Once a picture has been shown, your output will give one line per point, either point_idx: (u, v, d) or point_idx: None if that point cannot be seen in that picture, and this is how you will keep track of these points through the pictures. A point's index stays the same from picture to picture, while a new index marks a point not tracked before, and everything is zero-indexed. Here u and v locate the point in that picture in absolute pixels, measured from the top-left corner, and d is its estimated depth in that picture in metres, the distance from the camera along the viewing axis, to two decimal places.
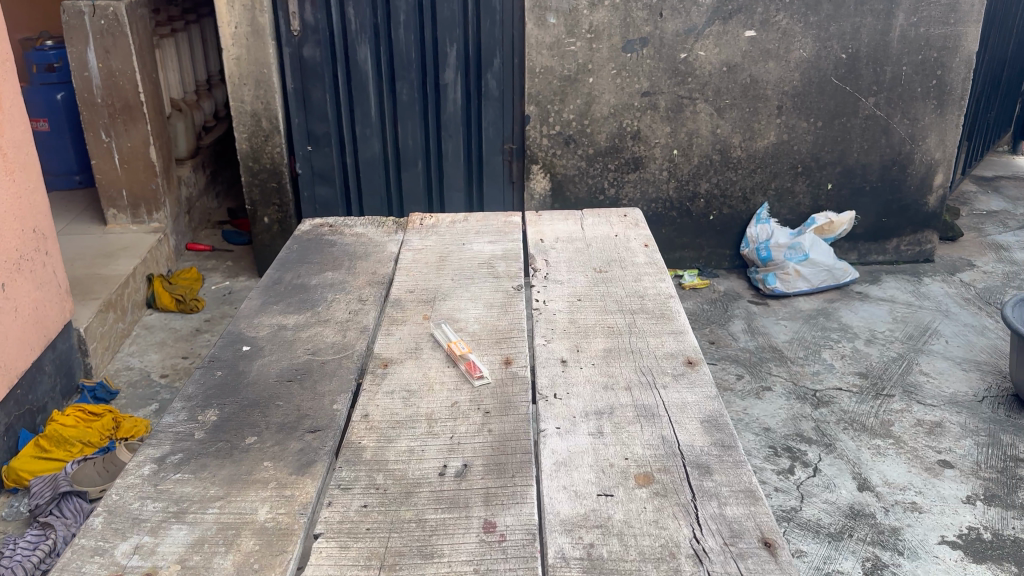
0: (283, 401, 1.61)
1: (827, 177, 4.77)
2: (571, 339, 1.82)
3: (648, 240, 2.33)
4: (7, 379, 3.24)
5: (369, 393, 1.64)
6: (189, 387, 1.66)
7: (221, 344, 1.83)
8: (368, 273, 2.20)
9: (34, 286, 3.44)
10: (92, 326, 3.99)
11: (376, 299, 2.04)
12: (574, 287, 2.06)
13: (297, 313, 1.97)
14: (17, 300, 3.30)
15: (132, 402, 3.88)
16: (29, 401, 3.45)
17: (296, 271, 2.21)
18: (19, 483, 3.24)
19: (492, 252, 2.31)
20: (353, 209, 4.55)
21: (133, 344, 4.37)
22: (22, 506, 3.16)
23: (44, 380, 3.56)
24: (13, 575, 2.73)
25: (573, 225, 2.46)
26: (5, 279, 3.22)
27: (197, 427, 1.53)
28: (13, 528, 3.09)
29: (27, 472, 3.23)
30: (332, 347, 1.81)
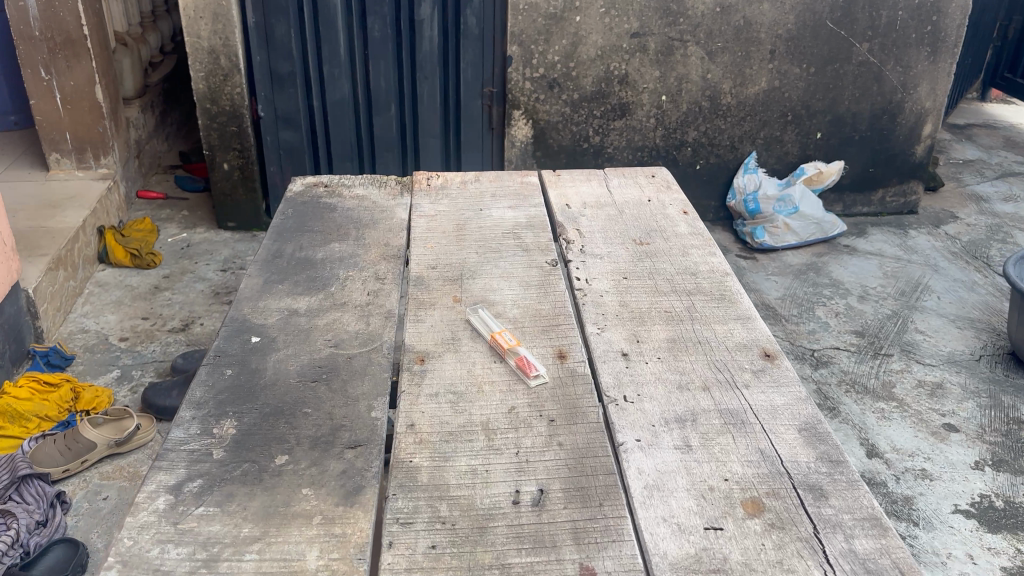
0: (312, 409, 1.38)
1: (817, 126, 4.57)
2: (626, 325, 1.62)
3: (686, 207, 2.13)
4: None
5: (408, 398, 1.42)
6: (196, 391, 1.42)
7: (225, 335, 1.58)
8: (379, 244, 1.95)
9: None
10: (42, 286, 3.64)
11: (396, 277, 1.79)
12: (617, 262, 1.86)
13: (308, 295, 1.72)
14: None
15: (90, 368, 3.57)
16: None
17: (298, 243, 1.95)
18: None
19: (515, 220, 2.08)
20: (320, 155, 4.21)
21: (86, 304, 4.03)
22: None
23: None
24: None
25: (598, 188, 2.25)
26: None
27: (214, 445, 1.30)
28: None
29: None
30: (357, 338, 1.58)
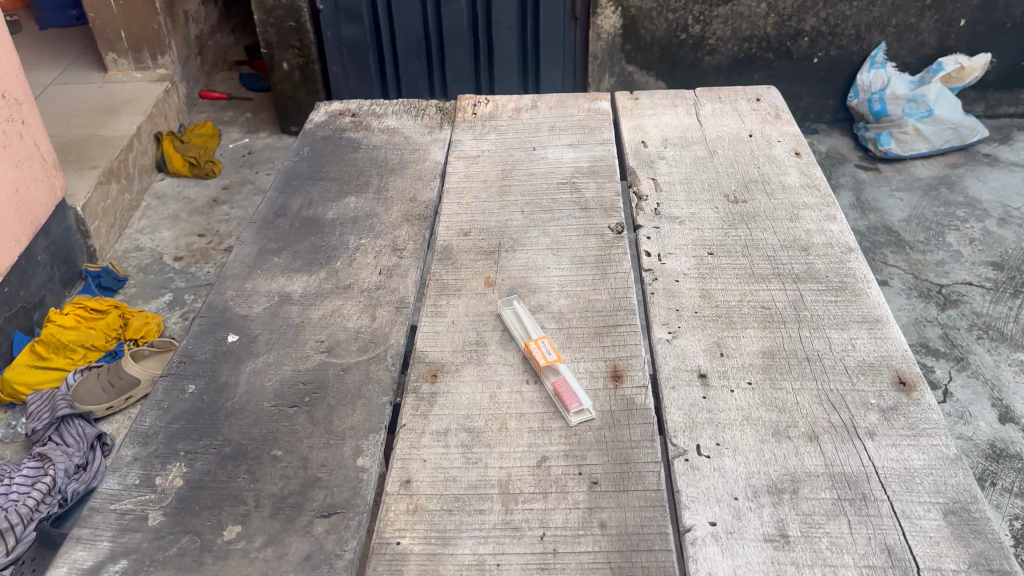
0: (284, 452, 1.06)
1: (960, 11, 3.62)
2: (708, 328, 1.23)
3: (798, 147, 1.69)
4: None
5: (408, 436, 1.08)
6: (147, 418, 1.12)
7: (197, 332, 1.27)
8: (403, 199, 1.58)
9: (12, 163, 2.81)
10: (91, 204, 3.39)
11: (417, 249, 1.43)
12: (702, 231, 1.45)
13: (307, 272, 1.39)
14: None
15: (141, 293, 3.36)
16: (20, 296, 2.92)
17: (307, 196, 1.60)
18: (17, 398, 2.74)
19: (574, 165, 1.66)
20: (385, 52, 3.63)
21: (143, 218, 3.82)
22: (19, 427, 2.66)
23: (37, 270, 3.02)
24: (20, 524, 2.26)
25: (686, 118, 1.82)
26: None
27: (152, 505, 1.00)
28: (12, 455, 2.58)
29: (24, 385, 2.73)
30: (356, 340, 1.24)
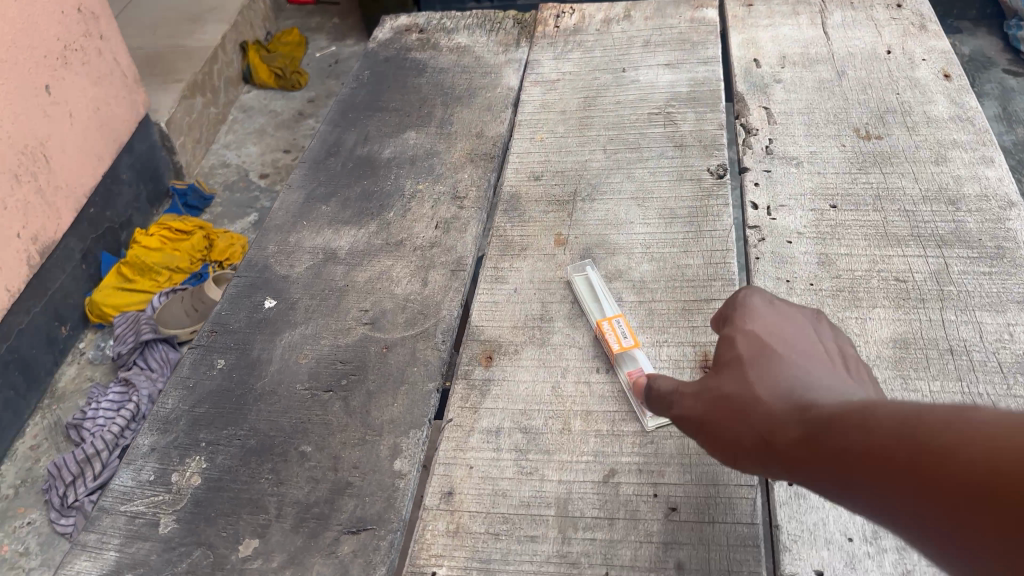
0: (313, 448, 0.93)
1: None
2: (826, 307, 1.01)
3: (949, 69, 1.39)
4: (74, 201, 2.39)
5: (454, 436, 0.93)
6: (170, 400, 1.00)
7: (231, 296, 1.14)
8: (468, 134, 1.38)
9: (90, 73, 2.41)
10: (177, 117, 3.02)
11: (479, 197, 1.24)
12: (824, 176, 1.20)
13: (356, 224, 1.22)
14: (69, 97, 2.31)
15: (229, 213, 3.08)
16: (107, 217, 2.62)
17: (363, 131, 1.42)
18: (105, 320, 2.51)
19: (671, 91, 1.41)
20: None
21: (229, 135, 3.46)
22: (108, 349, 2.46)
23: (122, 190, 2.70)
24: (94, 454, 2.07)
25: (810, 31, 1.53)
26: (44, 74, 2.19)
27: (166, 508, 0.89)
28: (101, 377, 2.40)
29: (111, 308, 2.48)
30: (404, 310, 1.08)
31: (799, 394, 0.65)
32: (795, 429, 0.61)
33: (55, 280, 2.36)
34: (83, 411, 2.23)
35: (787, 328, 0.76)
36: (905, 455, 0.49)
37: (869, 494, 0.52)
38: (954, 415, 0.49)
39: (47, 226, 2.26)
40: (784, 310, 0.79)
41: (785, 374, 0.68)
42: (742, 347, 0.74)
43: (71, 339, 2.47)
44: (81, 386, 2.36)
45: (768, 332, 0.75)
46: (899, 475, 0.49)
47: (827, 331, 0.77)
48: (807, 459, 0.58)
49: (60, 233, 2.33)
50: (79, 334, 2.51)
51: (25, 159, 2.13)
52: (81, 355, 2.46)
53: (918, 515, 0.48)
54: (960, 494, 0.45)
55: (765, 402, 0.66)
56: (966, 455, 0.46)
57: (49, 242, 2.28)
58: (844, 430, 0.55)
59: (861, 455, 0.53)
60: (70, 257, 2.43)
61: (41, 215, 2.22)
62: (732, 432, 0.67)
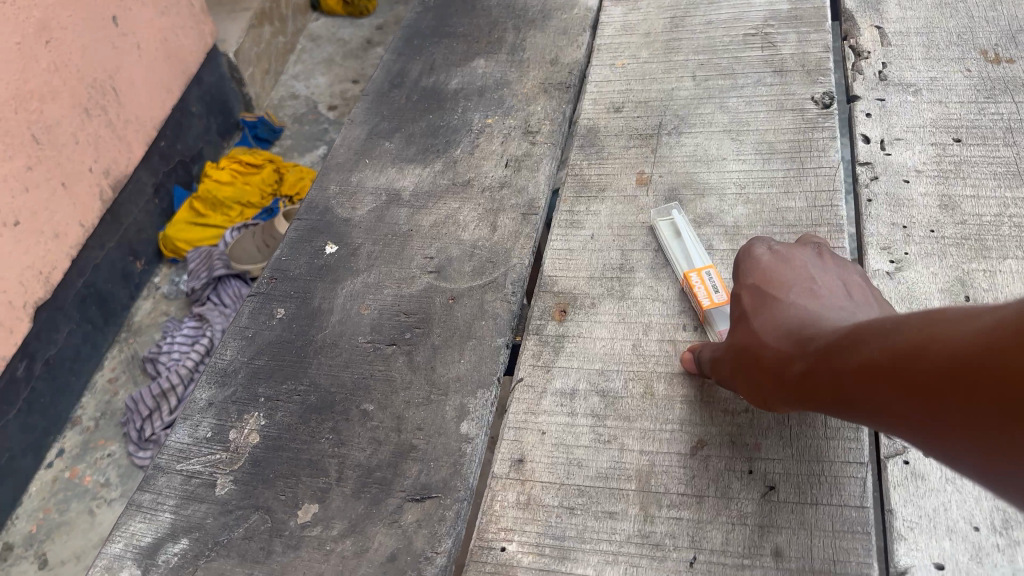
0: (375, 406, 0.87)
1: None
2: (950, 257, 0.88)
3: None
4: (144, 134, 2.36)
5: (525, 397, 0.85)
6: (228, 351, 0.96)
7: (292, 239, 1.08)
8: (543, 61, 1.27)
9: (158, 4, 2.35)
10: (245, 48, 2.93)
11: (554, 132, 1.14)
12: (947, 105, 1.05)
13: (422, 162, 1.14)
14: (137, 28, 2.26)
15: (298, 146, 3.03)
16: (178, 151, 2.60)
17: (429, 59, 1.32)
18: (178, 255, 2.52)
19: (769, 9, 1.26)
20: None
21: (298, 65, 3.37)
22: (183, 284, 2.47)
23: (192, 123, 2.67)
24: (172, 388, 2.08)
25: None
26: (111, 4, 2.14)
27: (223, 467, 0.84)
28: (176, 312, 2.42)
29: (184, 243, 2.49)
30: (471, 258, 0.99)
31: (801, 331, 0.68)
32: (798, 364, 0.65)
33: (129, 215, 2.37)
34: (159, 344, 2.26)
35: (784, 267, 0.79)
36: (885, 370, 0.53)
37: (870, 410, 0.55)
38: (918, 324, 0.52)
39: (119, 159, 2.24)
40: (782, 252, 0.81)
41: (787, 315, 0.72)
42: (746, 301, 0.77)
43: (146, 274, 2.49)
44: (157, 320, 2.39)
45: (767, 277, 0.78)
46: (886, 392, 0.52)
47: (828, 262, 0.79)
48: (814, 390, 0.62)
49: (131, 166, 2.31)
50: (154, 269, 2.53)
51: (94, 92, 2.09)
52: (157, 290, 2.49)
53: (905, 419, 0.51)
54: (934, 396, 0.48)
55: (773, 345, 0.70)
56: (933, 356, 0.49)
57: (122, 176, 2.27)
58: (837, 359, 0.59)
59: (853, 381, 0.56)
60: (142, 192, 2.43)
61: (112, 148, 2.21)
62: (751, 379, 0.71)
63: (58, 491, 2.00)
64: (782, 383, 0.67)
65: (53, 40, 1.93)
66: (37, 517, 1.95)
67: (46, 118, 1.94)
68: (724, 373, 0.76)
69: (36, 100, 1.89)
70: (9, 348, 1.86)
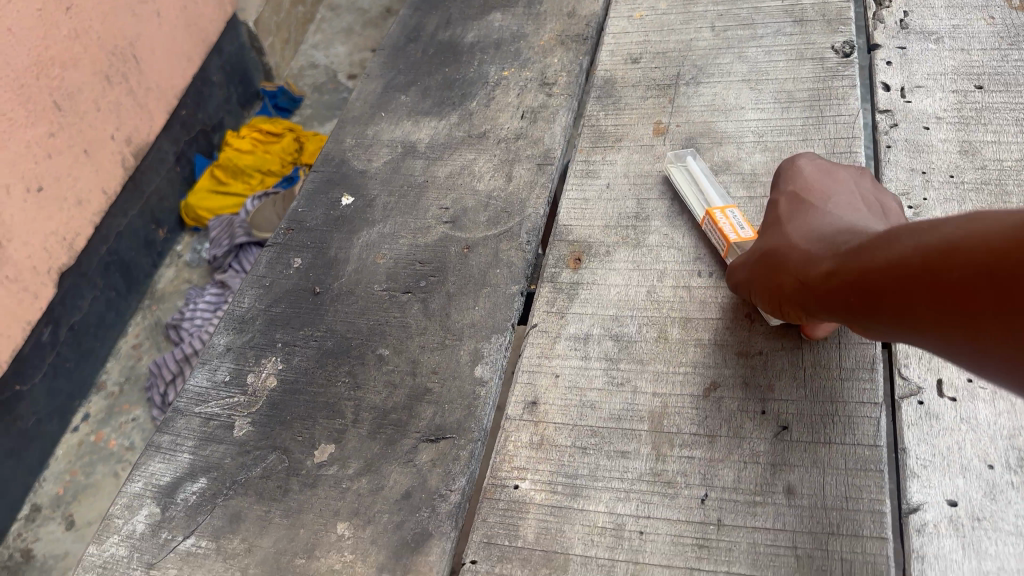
0: (391, 351, 0.88)
1: None
2: (969, 202, 0.87)
3: None
4: (165, 102, 2.37)
5: (539, 341, 0.86)
6: (246, 299, 0.97)
7: (309, 192, 1.08)
8: (559, 14, 1.26)
9: None
10: (264, 17, 2.93)
11: (570, 84, 1.13)
12: (969, 52, 1.04)
13: (438, 115, 1.14)
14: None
15: (318, 115, 3.03)
16: (198, 120, 2.62)
17: (446, 14, 1.32)
18: (200, 222, 2.55)
19: None
20: None
21: (317, 33, 3.36)
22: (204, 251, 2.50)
23: (213, 92, 2.68)
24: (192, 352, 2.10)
25: None
26: None
27: (241, 410, 0.86)
28: (198, 278, 2.45)
29: (205, 211, 2.51)
30: (486, 208, 1.00)
31: (832, 236, 0.70)
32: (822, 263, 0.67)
33: (150, 183, 2.39)
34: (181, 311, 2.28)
35: (826, 183, 0.80)
36: (910, 259, 0.54)
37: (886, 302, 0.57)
38: (954, 219, 0.52)
39: (140, 127, 2.25)
40: (827, 168, 0.82)
41: (820, 223, 0.73)
42: (782, 207, 0.79)
43: (169, 241, 2.52)
44: (180, 287, 2.42)
45: (809, 188, 0.79)
46: (902, 281, 0.54)
47: (869, 184, 0.81)
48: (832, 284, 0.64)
49: (153, 135, 2.33)
50: (176, 236, 2.55)
51: (115, 59, 2.11)
52: (179, 257, 2.51)
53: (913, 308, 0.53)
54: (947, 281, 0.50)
55: (801, 248, 0.71)
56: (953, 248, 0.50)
57: (143, 144, 2.28)
58: (865, 256, 0.60)
59: (873, 273, 0.58)
60: (164, 160, 2.44)
61: (134, 116, 2.22)
62: (770, 278, 0.73)
63: (84, 454, 2.05)
64: (803, 283, 0.68)
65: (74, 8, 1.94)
66: (64, 479, 2.00)
67: (68, 84, 1.95)
68: (748, 275, 0.77)
69: (58, 66, 1.91)
70: (35, 313, 1.89)
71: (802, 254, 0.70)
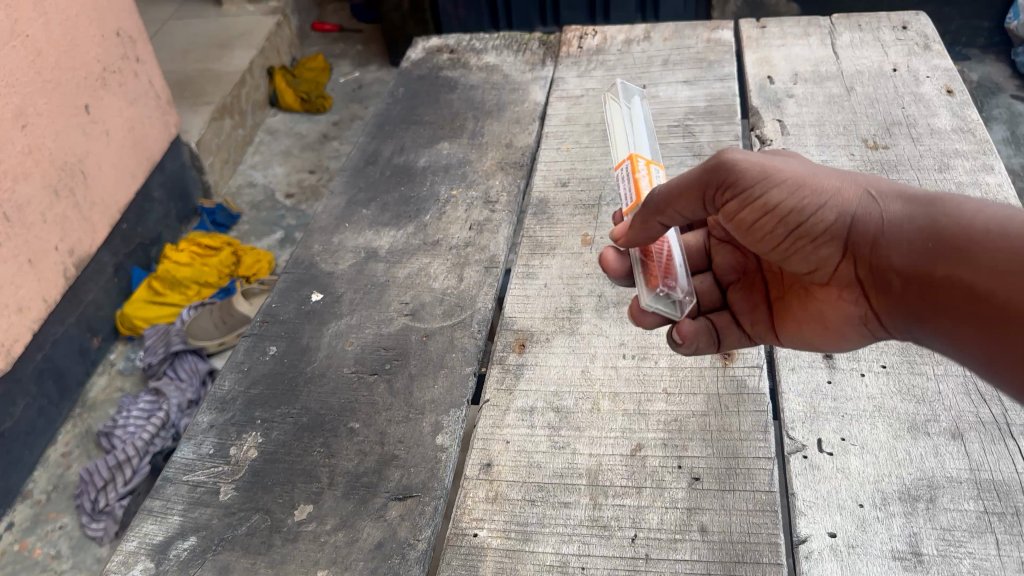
0: (361, 424, 1.00)
1: None
2: None
3: (953, 84, 1.48)
4: (107, 215, 2.48)
5: (491, 414, 1.00)
6: (227, 380, 1.09)
7: (280, 288, 1.22)
8: (499, 144, 1.47)
9: (128, 101, 2.52)
10: (206, 139, 3.09)
11: (511, 200, 1.33)
12: None
13: (395, 226, 1.31)
14: (107, 120, 2.42)
15: (255, 230, 3.15)
16: (138, 234, 2.71)
17: (399, 142, 1.51)
18: (135, 331, 2.59)
19: (689, 104, 1.50)
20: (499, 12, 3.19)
21: (255, 154, 3.53)
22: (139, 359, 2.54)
23: (154, 207, 2.79)
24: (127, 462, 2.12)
25: (820, 51, 1.62)
26: (85, 98, 2.30)
27: (226, 477, 0.96)
28: (132, 386, 2.47)
29: (141, 319, 2.56)
30: (441, 303, 1.15)
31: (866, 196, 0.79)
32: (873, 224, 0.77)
33: (89, 292, 2.44)
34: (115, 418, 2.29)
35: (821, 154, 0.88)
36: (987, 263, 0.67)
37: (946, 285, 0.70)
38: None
39: (83, 238, 2.35)
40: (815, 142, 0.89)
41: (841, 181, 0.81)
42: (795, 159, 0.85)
43: (103, 350, 2.55)
44: (112, 395, 2.44)
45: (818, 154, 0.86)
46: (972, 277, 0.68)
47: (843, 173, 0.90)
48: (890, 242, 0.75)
49: (93, 246, 2.42)
50: (110, 345, 2.59)
51: (64, 175, 2.23)
52: (112, 365, 2.54)
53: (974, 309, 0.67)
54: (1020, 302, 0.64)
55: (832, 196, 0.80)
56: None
57: (86, 254, 2.37)
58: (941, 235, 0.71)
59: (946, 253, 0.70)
60: (103, 270, 2.52)
61: (78, 228, 2.32)
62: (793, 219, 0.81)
63: (6, 563, 2.01)
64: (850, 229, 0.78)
65: (29, 130, 2.07)
66: None
67: (18, 197, 2.05)
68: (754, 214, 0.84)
69: (10, 180, 2.01)
70: None
71: (841, 191, 0.80)
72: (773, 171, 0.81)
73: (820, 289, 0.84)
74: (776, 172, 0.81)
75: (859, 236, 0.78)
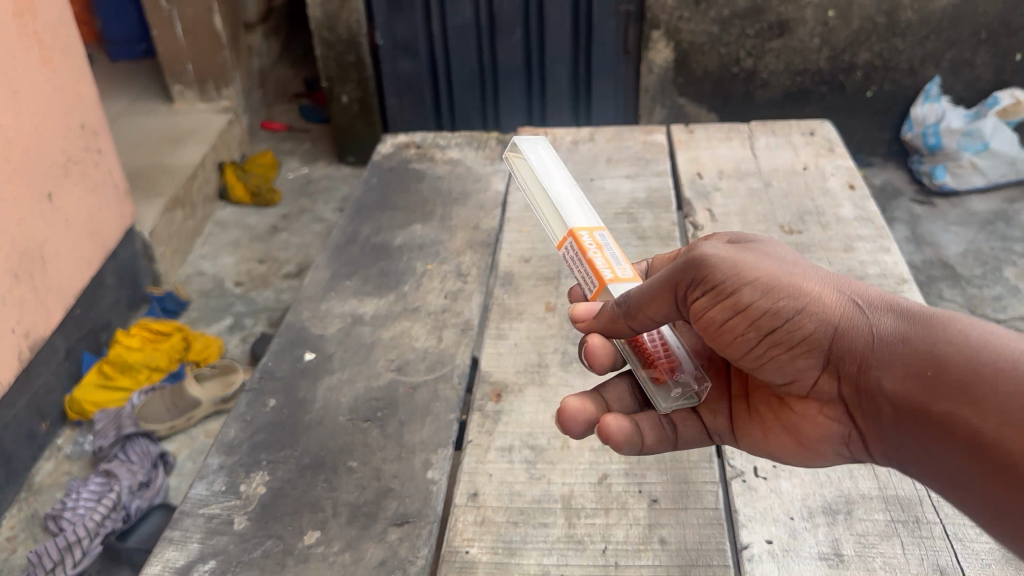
0: (359, 462, 1.13)
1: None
2: None
3: (853, 180, 1.74)
4: (63, 300, 2.53)
5: (474, 452, 1.14)
6: (233, 429, 1.20)
7: (275, 349, 1.35)
8: (466, 227, 1.65)
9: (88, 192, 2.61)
10: (160, 229, 3.19)
11: (481, 274, 1.50)
12: None
13: (376, 296, 1.46)
14: (68, 209, 2.51)
15: (204, 316, 3.18)
16: (90, 319, 2.72)
17: (376, 224, 1.68)
18: (83, 415, 2.56)
19: (632, 196, 1.72)
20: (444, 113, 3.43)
21: (205, 245, 3.61)
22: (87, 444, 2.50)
23: (106, 293, 2.83)
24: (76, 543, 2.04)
25: (741, 152, 1.88)
26: (48, 187, 2.40)
27: (238, 510, 1.07)
28: (79, 471, 2.43)
29: (91, 403, 2.53)
30: (424, 359, 1.30)
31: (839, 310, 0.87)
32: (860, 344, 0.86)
33: (40, 376, 2.44)
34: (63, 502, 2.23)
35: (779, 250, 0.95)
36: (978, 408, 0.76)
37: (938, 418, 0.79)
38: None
39: (39, 322, 2.39)
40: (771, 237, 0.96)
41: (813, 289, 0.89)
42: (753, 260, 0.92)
43: (50, 434, 2.51)
44: (58, 480, 2.39)
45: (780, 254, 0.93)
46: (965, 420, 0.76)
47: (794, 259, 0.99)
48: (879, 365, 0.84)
49: (48, 331, 2.46)
50: (57, 430, 2.55)
51: (25, 260, 2.29)
52: (59, 450, 2.50)
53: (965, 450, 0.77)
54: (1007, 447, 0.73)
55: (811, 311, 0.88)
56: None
57: (41, 338, 2.41)
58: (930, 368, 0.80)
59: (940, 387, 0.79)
60: (54, 354, 2.51)
61: (33, 312, 2.36)
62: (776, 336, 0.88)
63: None
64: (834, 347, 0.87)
65: None
66: None
67: None
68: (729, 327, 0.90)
69: None
70: None
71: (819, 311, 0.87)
72: (757, 289, 0.87)
73: (800, 402, 0.94)
74: (748, 273, 0.88)
75: (846, 354, 0.87)
